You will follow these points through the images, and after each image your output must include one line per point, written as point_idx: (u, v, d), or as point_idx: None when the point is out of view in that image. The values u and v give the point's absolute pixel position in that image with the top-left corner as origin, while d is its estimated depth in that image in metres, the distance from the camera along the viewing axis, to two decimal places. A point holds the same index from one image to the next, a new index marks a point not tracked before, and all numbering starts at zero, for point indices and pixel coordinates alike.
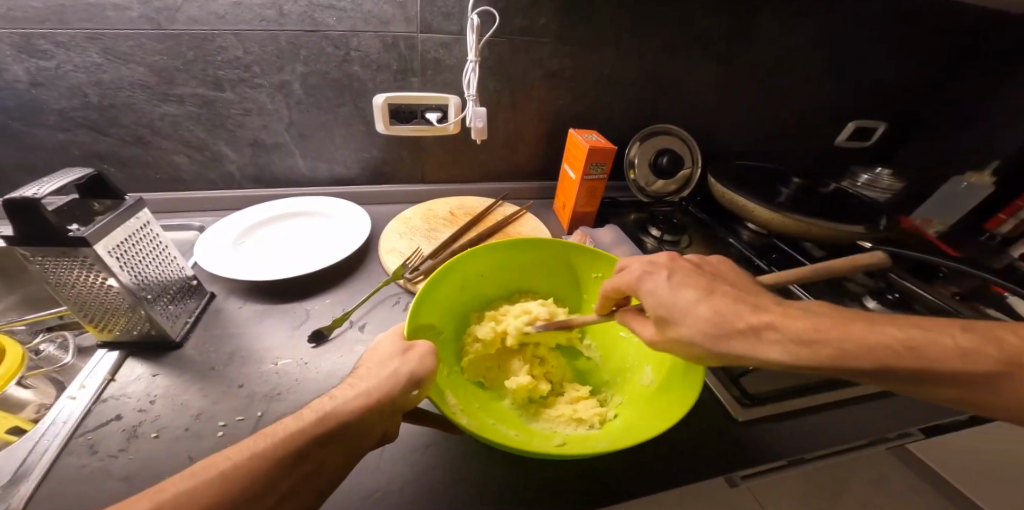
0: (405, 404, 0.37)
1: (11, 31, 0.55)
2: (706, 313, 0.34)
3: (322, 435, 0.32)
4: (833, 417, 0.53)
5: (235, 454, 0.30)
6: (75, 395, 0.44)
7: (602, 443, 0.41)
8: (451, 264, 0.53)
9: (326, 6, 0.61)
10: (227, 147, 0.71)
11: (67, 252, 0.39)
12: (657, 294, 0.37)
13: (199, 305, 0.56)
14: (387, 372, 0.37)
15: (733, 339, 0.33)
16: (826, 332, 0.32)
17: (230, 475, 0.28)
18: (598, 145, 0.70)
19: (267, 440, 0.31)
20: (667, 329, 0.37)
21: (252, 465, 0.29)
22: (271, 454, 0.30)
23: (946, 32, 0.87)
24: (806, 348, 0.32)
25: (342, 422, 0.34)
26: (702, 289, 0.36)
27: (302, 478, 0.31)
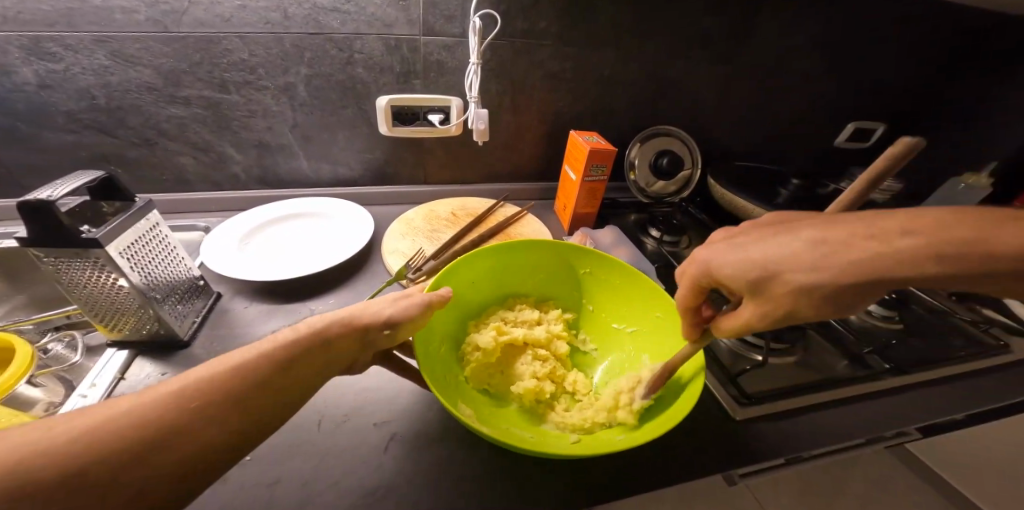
0: (384, 334, 0.41)
1: (20, 34, 0.55)
2: (800, 249, 0.31)
3: (312, 346, 0.37)
4: (831, 416, 0.54)
5: (242, 355, 0.34)
6: (86, 393, 0.45)
7: (623, 435, 0.43)
8: (443, 274, 0.52)
9: (331, 9, 0.61)
10: (232, 149, 0.72)
11: (80, 253, 0.40)
12: (742, 249, 0.34)
13: (206, 305, 0.57)
14: (373, 305, 0.42)
15: (856, 261, 0.29)
16: (984, 230, 0.28)
17: (233, 372, 0.33)
18: (598, 147, 0.71)
19: (268, 345, 0.35)
20: (771, 288, 0.32)
21: (252, 365, 0.33)
22: (270, 355, 0.34)
23: (945, 33, 0.88)
24: (961, 246, 0.27)
25: (331, 336, 0.38)
26: (786, 230, 0.33)
27: (292, 383, 0.35)
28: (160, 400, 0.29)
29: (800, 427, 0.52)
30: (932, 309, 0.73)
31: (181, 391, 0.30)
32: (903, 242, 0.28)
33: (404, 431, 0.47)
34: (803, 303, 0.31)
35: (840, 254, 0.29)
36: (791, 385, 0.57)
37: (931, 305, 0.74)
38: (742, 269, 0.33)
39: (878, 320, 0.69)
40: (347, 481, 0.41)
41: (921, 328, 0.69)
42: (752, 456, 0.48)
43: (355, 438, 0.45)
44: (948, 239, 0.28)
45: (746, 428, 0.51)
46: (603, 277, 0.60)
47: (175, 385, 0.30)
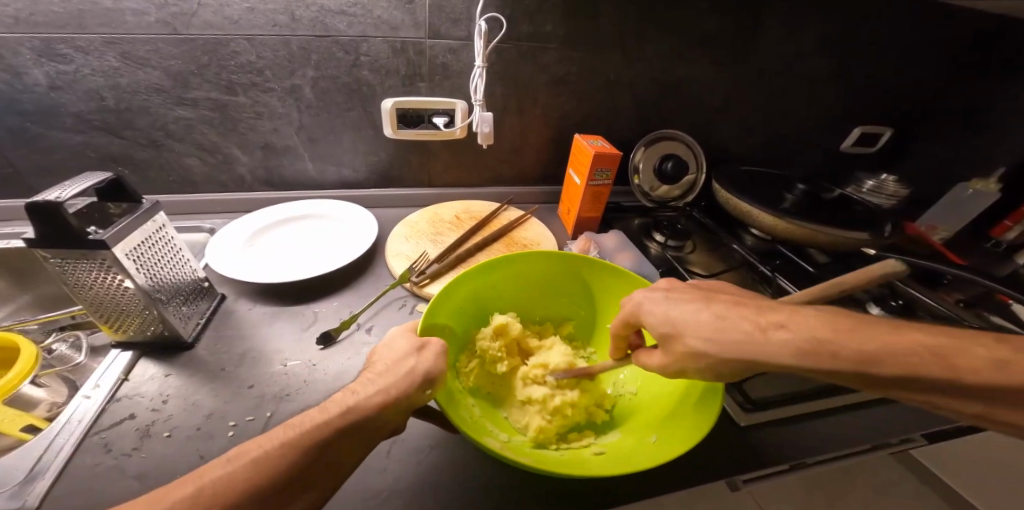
0: (418, 401, 0.38)
1: (32, 36, 0.56)
2: (707, 322, 0.35)
3: (346, 427, 0.33)
4: (836, 423, 0.53)
5: (263, 444, 0.30)
6: (90, 394, 0.45)
7: (650, 442, 0.44)
8: (440, 296, 0.50)
9: (337, 12, 0.62)
10: (238, 151, 0.72)
11: (87, 255, 0.40)
12: (661, 310, 0.38)
13: (211, 306, 0.57)
14: (406, 369, 0.39)
15: (742, 345, 0.33)
16: (839, 335, 0.31)
17: (257, 465, 0.29)
18: (603, 151, 0.71)
19: (293, 431, 0.32)
20: (673, 343, 0.37)
21: (277, 455, 0.30)
22: (298, 442, 0.31)
23: (951, 38, 0.88)
24: (814, 350, 0.31)
25: (365, 417, 0.35)
26: (701, 301, 0.36)
27: (325, 467, 0.32)
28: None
29: (799, 433, 0.51)
30: (937, 314, 0.72)
31: (203, 494, 0.27)
32: (775, 334, 0.32)
33: (406, 434, 0.46)
34: (694, 367, 0.36)
35: (735, 338, 0.33)
36: (795, 391, 0.56)
37: (936, 310, 0.73)
38: (658, 326, 0.38)
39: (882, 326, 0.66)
40: (347, 484, 0.41)
41: None
42: (754, 461, 0.48)
43: None
44: (810, 341, 0.31)
45: (749, 434, 0.51)
46: (603, 286, 0.60)
47: (194, 485, 0.27)
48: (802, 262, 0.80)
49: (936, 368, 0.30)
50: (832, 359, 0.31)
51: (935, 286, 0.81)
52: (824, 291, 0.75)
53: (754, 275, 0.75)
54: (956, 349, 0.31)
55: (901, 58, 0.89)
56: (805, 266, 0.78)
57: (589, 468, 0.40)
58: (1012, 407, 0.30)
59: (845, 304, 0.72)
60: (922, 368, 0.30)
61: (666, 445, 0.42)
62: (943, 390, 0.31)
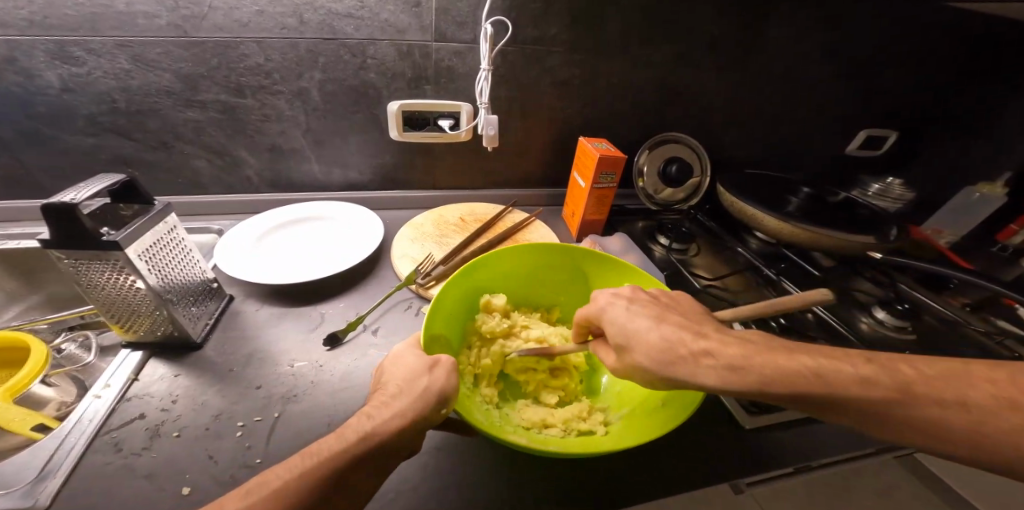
0: (433, 420, 0.38)
1: (46, 39, 0.57)
2: (654, 341, 0.37)
3: (362, 455, 0.33)
4: (841, 426, 0.53)
5: (286, 472, 0.31)
6: (100, 393, 0.46)
7: (658, 406, 0.46)
8: (439, 298, 0.50)
9: (345, 15, 0.62)
10: (246, 152, 0.73)
11: (100, 255, 0.41)
12: (619, 324, 0.40)
13: (219, 306, 0.57)
14: (418, 389, 0.39)
15: (678, 366, 0.36)
16: (750, 362, 0.34)
17: (278, 496, 0.30)
18: (608, 154, 0.71)
19: (311, 460, 0.32)
20: (625, 356, 0.40)
21: (296, 487, 0.30)
22: (318, 471, 0.31)
23: (957, 41, 0.87)
24: (730, 376, 0.34)
25: (381, 442, 0.35)
26: (654, 318, 0.39)
27: (344, 492, 0.32)
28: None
29: (803, 435, 0.51)
30: (943, 319, 0.72)
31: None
32: (704, 362, 0.35)
33: None
34: (640, 376, 0.39)
35: (668, 360, 0.37)
36: None
37: (940, 313, 0.73)
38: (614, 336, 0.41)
39: (886, 328, 0.68)
40: None
41: (929, 337, 0.68)
42: (759, 463, 0.48)
43: None
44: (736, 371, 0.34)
45: (754, 437, 0.50)
46: (595, 273, 0.61)
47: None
48: (807, 265, 0.80)
49: (813, 388, 0.33)
50: (749, 382, 0.34)
51: (939, 289, 0.80)
52: (828, 294, 0.75)
53: (759, 278, 0.75)
54: (836, 368, 0.34)
55: (907, 61, 0.89)
56: (811, 270, 0.79)
57: (610, 443, 0.41)
58: (891, 428, 0.33)
59: (849, 308, 0.72)
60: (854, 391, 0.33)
61: (677, 407, 0.44)
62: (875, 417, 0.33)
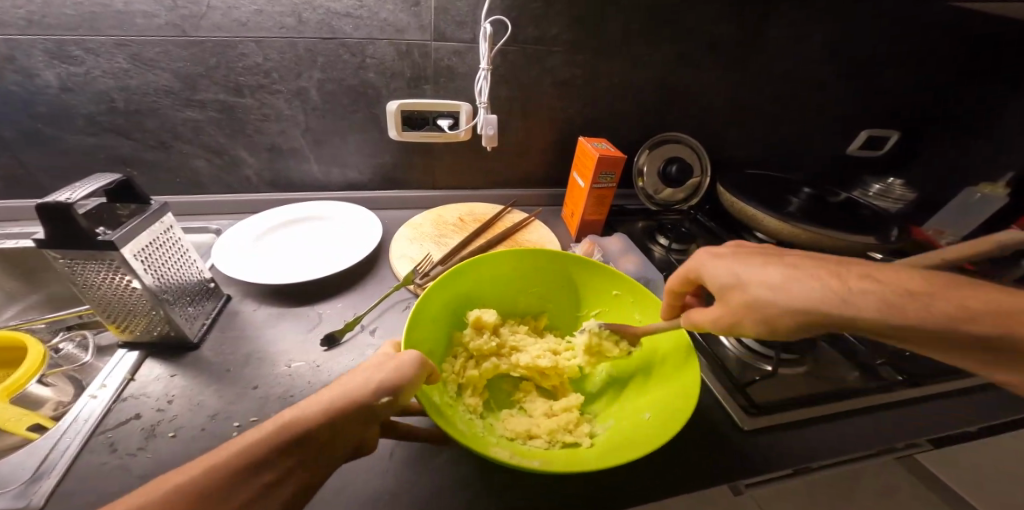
0: (375, 412, 0.34)
1: (44, 38, 0.57)
2: (774, 276, 0.35)
3: (283, 446, 0.30)
4: (842, 427, 0.53)
5: (190, 468, 0.27)
6: (96, 393, 0.45)
7: (643, 420, 0.46)
8: (424, 300, 0.50)
9: (344, 14, 0.62)
10: (245, 152, 0.73)
11: (96, 255, 0.41)
12: (754, 266, 0.36)
13: (216, 307, 0.57)
14: (359, 377, 0.35)
15: (863, 302, 0.31)
16: (910, 296, 0.31)
17: (175, 492, 0.26)
18: (608, 154, 0.70)
19: (224, 453, 0.28)
20: (732, 298, 0.37)
21: (203, 480, 0.27)
22: (227, 463, 0.28)
23: (959, 41, 0.87)
24: (908, 302, 0.30)
25: (307, 432, 0.31)
26: (770, 258, 0.37)
27: (259, 492, 0.28)
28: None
29: (802, 436, 0.51)
30: None
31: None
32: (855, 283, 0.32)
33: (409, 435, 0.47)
34: (788, 323, 0.34)
35: (862, 295, 0.31)
36: (798, 396, 0.56)
37: None
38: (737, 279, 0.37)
39: None
40: (351, 484, 0.41)
41: None
42: (758, 464, 0.48)
43: None
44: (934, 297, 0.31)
45: (753, 438, 0.50)
46: (581, 278, 0.61)
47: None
48: None
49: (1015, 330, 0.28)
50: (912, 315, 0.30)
51: None
52: None
53: None
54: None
55: (909, 60, 0.89)
56: None
57: (596, 458, 0.41)
58: None
59: None
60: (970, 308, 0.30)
61: (661, 422, 0.43)
62: (992, 353, 0.29)
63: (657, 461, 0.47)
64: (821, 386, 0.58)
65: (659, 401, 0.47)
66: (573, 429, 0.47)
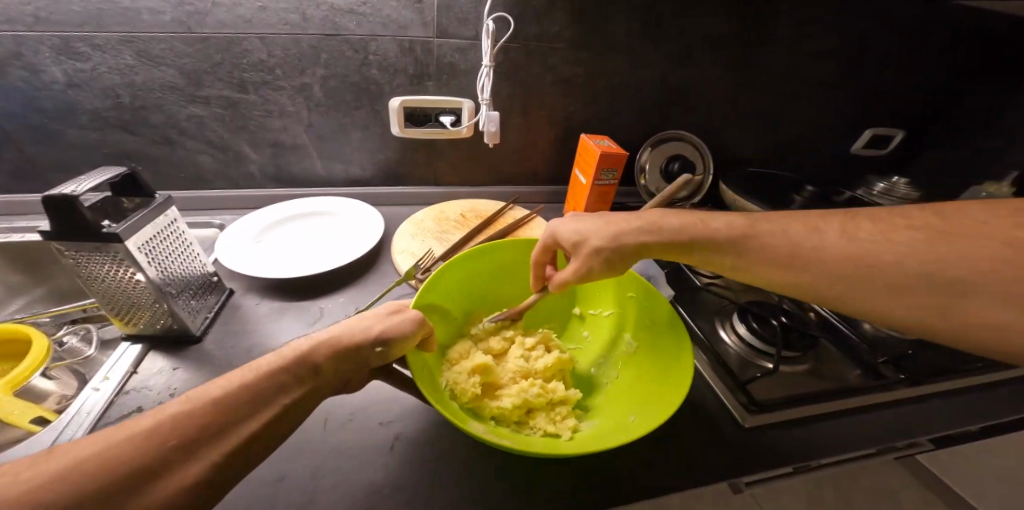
0: (369, 360, 0.37)
1: (51, 34, 0.57)
2: (609, 234, 0.45)
3: (299, 373, 0.33)
4: (842, 426, 0.53)
5: (223, 384, 0.30)
6: (99, 386, 0.46)
7: (627, 421, 0.45)
8: (436, 279, 0.52)
9: (347, 11, 0.62)
10: (249, 148, 0.73)
11: (101, 247, 0.41)
12: (590, 224, 0.46)
13: (219, 301, 0.57)
14: (363, 325, 0.38)
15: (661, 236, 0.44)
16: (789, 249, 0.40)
17: (210, 405, 0.28)
18: (610, 152, 0.70)
19: (253, 374, 0.31)
20: (581, 251, 0.46)
21: (238, 394, 0.30)
22: (253, 386, 0.30)
23: (966, 40, 0.86)
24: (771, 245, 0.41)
25: (317, 367, 0.34)
26: (608, 216, 0.47)
27: (280, 412, 0.31)
28: (131, 441, 0.25)
29: (803, 434, 0.51)
30: None
31: (156, 430, 0.26)
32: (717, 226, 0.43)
33: (408, 430, 0.47)
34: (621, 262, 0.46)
35: (652, 231, 0.44)
36: (799, 393, 0.56)
37: None
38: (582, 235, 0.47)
39: (890, 328, 0.68)
40: (351, 478, 0.42)
41: None
42: (760, 461, 0.48)
43: (355, 439, 0.45)
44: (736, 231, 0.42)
45: (754, 437, 0.50)
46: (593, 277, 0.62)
47: (149, 421, 0.26)
48: None
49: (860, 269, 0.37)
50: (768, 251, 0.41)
51: None
52: None
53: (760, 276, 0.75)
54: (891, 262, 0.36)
55: (914, 59, 0.88)
56: None
57: (574, 445, 0.41)
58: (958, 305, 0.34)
59: None
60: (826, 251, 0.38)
61: (644, 421, 0.43)
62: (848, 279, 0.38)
63: (656, 459, 0.47)
64: (821, 384, 0.58)
65: (647, 403, 0.47)
66: (559, 421, 0.48)
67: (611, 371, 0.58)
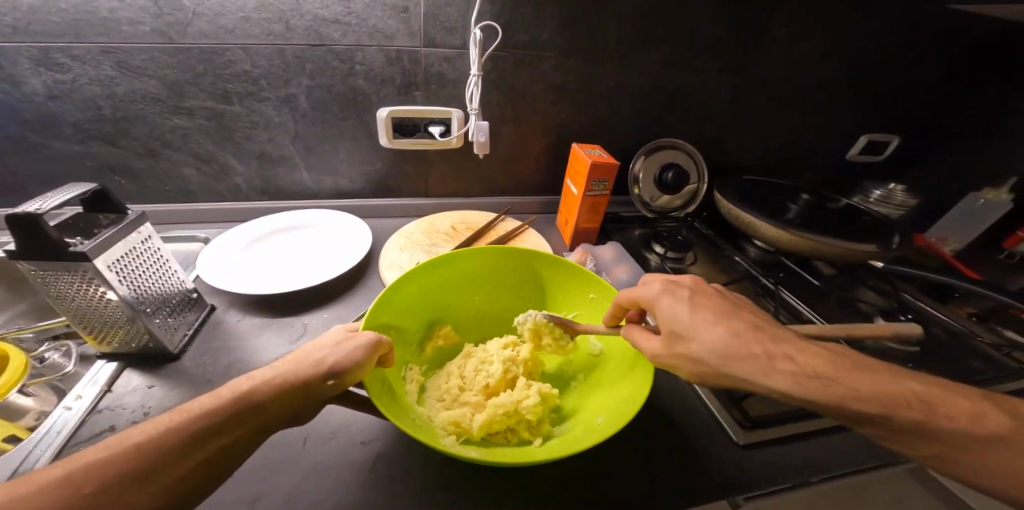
0: (318, 392, 0.36)
1: (30, 46, 0.56)
2: (725, 342, 0.37)
3: (235, 413, 0.33)
4: (838, 441, 0.51)
5: (148, 430, 0.30)
6: (72, 405, 0.44)
7: (596, 425, 0.44)
8: (388, 293, 0.49)
9: (332, 21, 0.62)
10: (235, 160, 0.72)
11: (69, 266, 0.40)
12: (712, 326, 0.38)
13: (200, 317, 0.56)
14: (312, 359, 0.37)
15: (744, 362, 0.36)
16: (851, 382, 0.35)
17: (135, 450, 0.29)
18: (601, 161, 0.69)
19: (183, 415, 0.31)
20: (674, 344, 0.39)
21: (162, 438, 0.30)
22: (183, 429, 0.30)
23: (957, 46, 0.86)
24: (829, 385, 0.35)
25: (255, 404, 0.34)
26: (730, 320, 0.39)
27: (214, 454, 0.31)
28: (48, 489, 0.25)
29: (798, 445, 0.49)
30: (948, 330, 0.70)
31: (73, 479, 0.26)
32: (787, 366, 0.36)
33: (388, 448, 0.45)
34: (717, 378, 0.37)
35: (741, 354, 0.36)
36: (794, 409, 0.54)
37: (944, 323, 0.72)
38: (671, 323, 0.40)
39: None
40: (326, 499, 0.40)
41: (938, 349, 0.66)
42: (750, 477, 0.46)
43: (333, 458, 0.43)
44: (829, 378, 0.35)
45: (749, 454, 0.48)
46: (551, 276, 0.59)
47: (68, 468, 0.26)
48: (807, 277, 0.78)
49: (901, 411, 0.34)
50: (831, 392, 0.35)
51: (944, 299, 0.78)
52: (828, 303, 0.73)
53: (756, 288, 0.74)
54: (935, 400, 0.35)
55: (905, 66, 0.88)
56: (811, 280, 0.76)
57: (546, 452, 0.40)
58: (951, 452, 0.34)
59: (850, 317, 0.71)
60: (889, 398, 0.34)
61: (611, 423, 0.42)
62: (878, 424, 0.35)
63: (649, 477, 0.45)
64: None
65: (615, 403, 0.45)
66: (533, 428, 0.46)
67: (578, 371, 0.56)
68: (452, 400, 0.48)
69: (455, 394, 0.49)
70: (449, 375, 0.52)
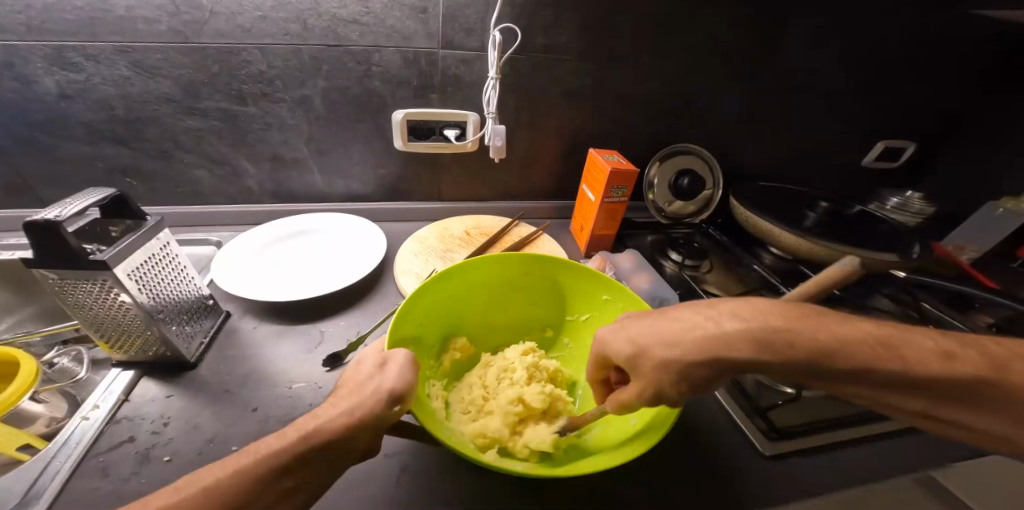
0: (384, 422, 0.35)
1: (43, 44, 0.55)
2: (706, 334, 0.32)
3: (305, 453, 0.31)
4: (865, 455, 0.50)
5: (218, 472, 0.28)
6: (89, 415, 0.43)
7: (632, 428, 0.45)
8: (405, 307, 0.48)
9: (349, 21, 0.60)
10: (248, 162, 0.71)
11: (89, 274, 0.39)
12: (686, 322, 0.34)
13: (215, 324, 0.55)
14: (372, 390, 0.36)
15: (738, 347, 0.31)
16: (877, 345, 0.30)
17: (206, 496, 0.27)
18: (620, 168, 0.68)
19: (250, 456, 0.29)
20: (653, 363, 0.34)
21: (233, 481, 0.28)
22: (255, 471, 0.28)
23: (979, 51, 0.85)
24: (850, 352, 0.30)
25: (326, 440, 0.32)
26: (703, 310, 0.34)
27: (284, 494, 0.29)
28: None
29: (825, 459, 0.49)
30: None
31: None
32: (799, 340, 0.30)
33: (409, 460, 0.44)
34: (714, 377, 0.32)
35: (728, 340, 0.31)
36: (819, 420, 0.53)
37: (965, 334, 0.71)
38: (642, 342, 0.35)
39: None
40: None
41: None
42: (777, 492, 0.45)
43: (354, 471, 0.43)
44: (857, 347, 0.30)
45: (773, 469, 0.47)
46: (564, 280, 0.59)
47: None
48: None
49: (932, 370, 0.30)
50: (853, 361, 0.30)
51: (963, 309, 0.77)
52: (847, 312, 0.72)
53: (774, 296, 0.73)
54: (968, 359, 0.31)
55: (926, 70, 0.87)
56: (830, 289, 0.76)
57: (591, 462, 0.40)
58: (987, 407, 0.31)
59: None
60: (916, 357, 0.30)
61: (648, 428, 0.42)
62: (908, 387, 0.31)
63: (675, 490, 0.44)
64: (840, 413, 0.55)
65: None
66: None
67: None
68: (478, 411, 0.48)
69: (480, 404, 0.48)
70: (471, 385, 0.51)
